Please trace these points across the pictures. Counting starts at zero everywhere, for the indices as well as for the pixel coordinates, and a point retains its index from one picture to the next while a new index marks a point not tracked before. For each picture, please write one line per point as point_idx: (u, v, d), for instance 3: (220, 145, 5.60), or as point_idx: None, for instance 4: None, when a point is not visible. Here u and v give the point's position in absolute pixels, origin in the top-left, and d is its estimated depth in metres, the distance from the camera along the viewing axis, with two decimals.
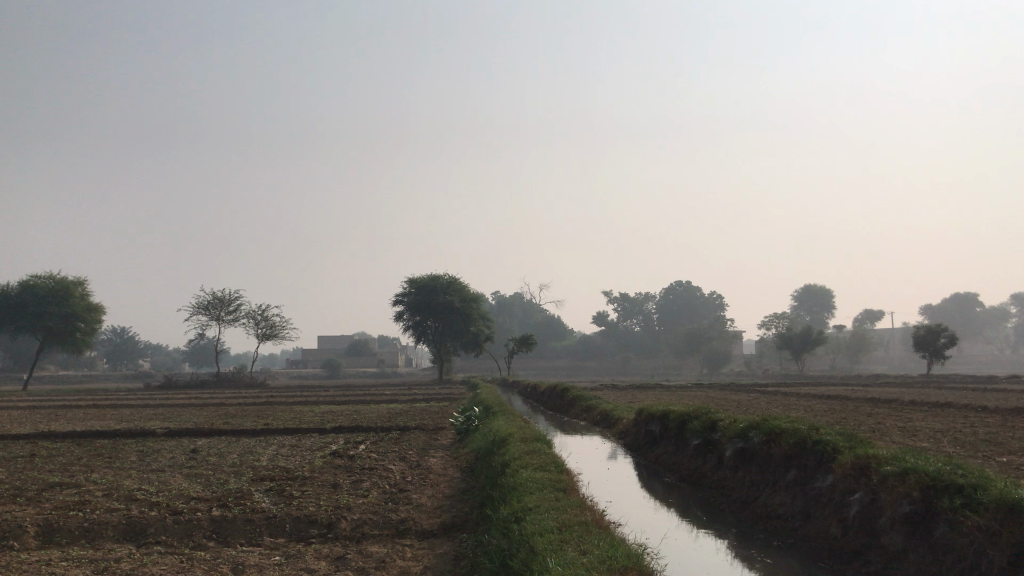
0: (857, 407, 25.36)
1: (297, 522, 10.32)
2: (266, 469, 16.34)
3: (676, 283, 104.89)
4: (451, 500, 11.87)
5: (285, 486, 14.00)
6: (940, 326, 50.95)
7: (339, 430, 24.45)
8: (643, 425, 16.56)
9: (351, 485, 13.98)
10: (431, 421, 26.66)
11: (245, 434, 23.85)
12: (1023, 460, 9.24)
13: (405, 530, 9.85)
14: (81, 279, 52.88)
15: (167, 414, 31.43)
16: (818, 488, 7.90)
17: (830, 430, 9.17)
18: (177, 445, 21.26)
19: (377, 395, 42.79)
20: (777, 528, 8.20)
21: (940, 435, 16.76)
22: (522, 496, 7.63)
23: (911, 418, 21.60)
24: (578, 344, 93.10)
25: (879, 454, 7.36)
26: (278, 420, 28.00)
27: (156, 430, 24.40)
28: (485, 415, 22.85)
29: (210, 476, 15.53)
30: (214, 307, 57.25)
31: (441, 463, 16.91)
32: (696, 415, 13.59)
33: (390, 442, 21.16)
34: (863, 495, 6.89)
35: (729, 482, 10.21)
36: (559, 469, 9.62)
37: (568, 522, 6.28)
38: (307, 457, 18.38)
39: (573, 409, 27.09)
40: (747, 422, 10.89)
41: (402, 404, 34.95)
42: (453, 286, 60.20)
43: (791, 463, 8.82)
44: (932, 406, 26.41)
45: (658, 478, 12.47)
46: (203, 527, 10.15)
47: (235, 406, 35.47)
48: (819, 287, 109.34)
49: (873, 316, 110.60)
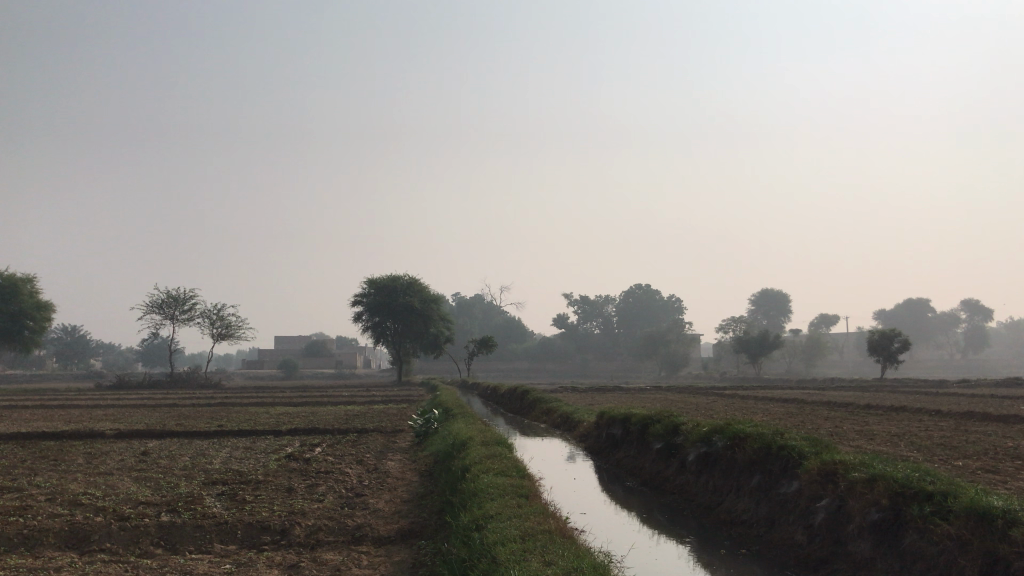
0: (815, 411, 25.52)
1: (249, 528, 9.99)
2: (218, 472, 15.88)
3: (635, 287, 105.44)
4: (409, 505, 11.61)
5: (238, 490, 13.59)
6: (894, 331, 51.67)
7: (296, 432, 24.00)
8: (604, 428, 16.43)
9: (306, 489, 13.62)
10: (389, 423, 26.28)
11: (199, 436, 23.28)
12: (984, 465, 9.23)
13: (361, 537, 9.56)
14: (30, 276, 51.50)
15: (117, 415, 30.69)
16: (783, 494, 7.81)
17: (794, 435, 9.10)
18: (126, 447, 20.69)
19: (334, 396, 42.33)
20: (741, 535, 8.09)
21: (899, 438, 16.89)
22: (483, 502, 7.42)
23: (868, 422, 21.77)
24: (537, 346, 93.03)
25: (845, 459, 7.28)
26: (233, 422, 27.41)
27: (105, 432, 23.72)
28: (444, 417, 22.54)
29: (159, 480, 15.03)
30: (168, 306, 56.16)
31: (399, 466, 16.61)
32: (658, 418, 13.50)
33: (348, 444, 20.78)
34: (829, 503, 6.78)
35: (692, 488, 10.08)
36: (520, 475, 9.40)
37: (530, 530, 6.06)
38: (261, 459, 17.98)
39: (533, 411, 26.96)
40: (711, 426, 10.78)
41: (360, 406, 34.55)
42: (413, 286, 59.75)
43: (755, 468, 8.72)
44: (888, 409, 26.71)
45: (619, 482, 12.34)
46: (150, 534, 9.76)
47: (188, 407, 34.74)
48: (776, 292, 110.72)
49: (828, 321, 112.28)
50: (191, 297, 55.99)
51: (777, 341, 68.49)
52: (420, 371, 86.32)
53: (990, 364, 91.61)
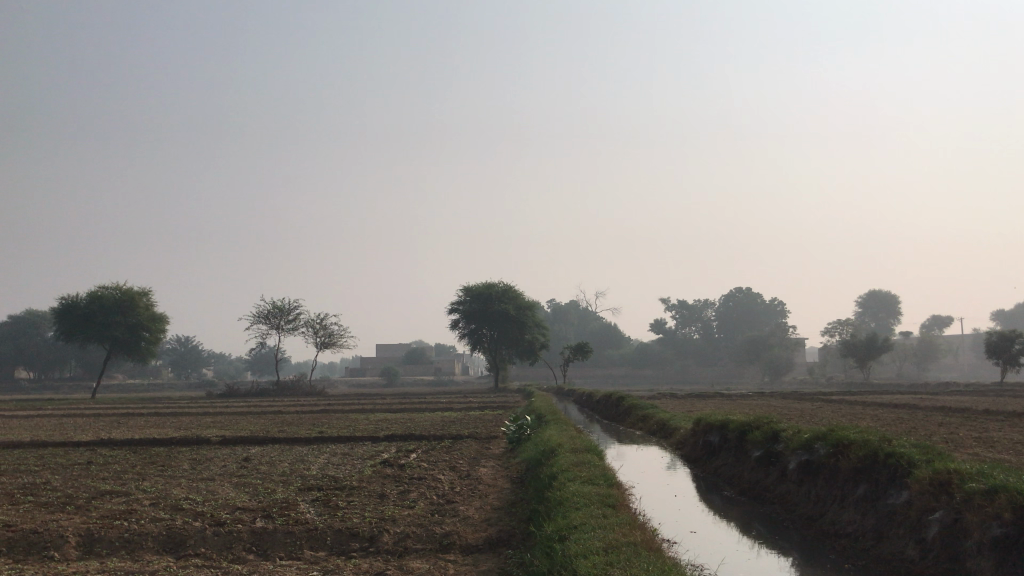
0: (928, 416, 24.22)
1: (339, 535, 9.96)
2: (314, 479, 16.08)
3: (735, 289, 103.01)
4: (499, 513, 11.43)
5: (332, 496, 13.70)
6: (1014, 332, 48.78)
7: (392, 438, 24.24)
8: (700, 435, 15.92)
9: (398, 496, 13.62)
10: (484, 430, 26.19)
11: (299, 442, 23.72)
12: None
13: (449, 545, 9.43)
14: (145, 289, 53.75)
15: (225, 422, 31.70)
16: (891, 505, 7.25)
17: (903, 441, 8.50)
18: (229, 453, 21.26)
19: (433, 403, 42.77)
20: (846, 548, 7.58)
21: (1021, 446, 15.81)
22: (568, 511, 7.16)
23: (987, 428, 20.53)
24: (634, 352, 91.92)
25: (961, 469, 6.67)
26: (333, 428, 27.91)
27: (212, 438, 24.43)
28: (537, 424, 22.31)
29: (258, 486, 15.34)
30: (274, 316, 57.83)
31: (492, 473, 16.49)
32: (757, 424, 12.95)
33: (442, 451, 20.80)
34: (943, 514, 6.25)
35: (794, 498, 9.55)
36: (608, 483, 9.09)
37: (615, 542, 5.76)
38: (356, 466, 18.13)
39: (629, 418, 26.54)
40: (812, 432, 10.20)
41: (456, 412, 34.65)
42: (508, 293, 59.86)
43: (859, 477, 8.18)
44: (1010, 414, 25.10)
45: (717, 492, 11.83)
46: (243, 539, 9.85)
47: (292, 414, 35.57)
48: (884, 293, 106.47)
49: (941, 322, 107.35)
50: (295, 306, 57.49)
51: (887, 344, 65.66)
52: (518, 378, 86.49)
53: None
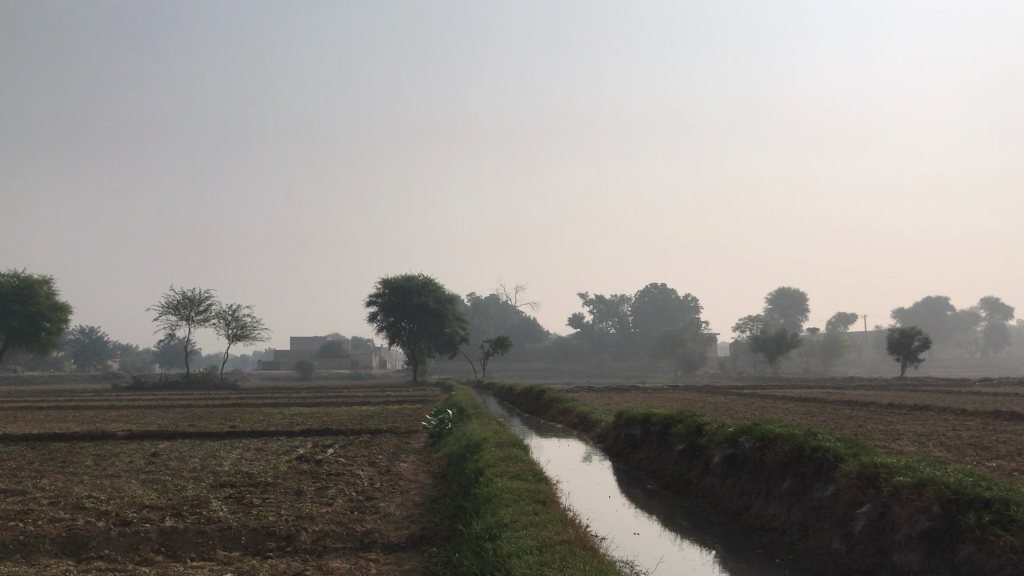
0: (836, 410, 24.93)
1: (254, 534, 9.56)
2: (227, 475, 15.47)
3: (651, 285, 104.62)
4: (421, 509, 11.18)
5: (246, 493, 13.20)
6: (914, 330, 50.76)
7: (308, 433, 23.63)
8: (622, 429, 15.94)
9: (315, 492, 13.22)
10: (403, 424, 25.83)
11: (209, 437, 22.88)
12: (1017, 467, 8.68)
13: (370, 543, 9.13)
14: (45, 277, 51.34)
15: (132, 416, 30.51)
16: (817, 499, 7.30)
17: (826, 435, 8.59)
18: (136, 448, 20.38)
19: (350, 396, 42.08)
20: (772, 543, 7.59)
21: (927, 439, 16.37)
22: (497, 508, 6.97)
23: (891, 422, 21.20)
24: (553, 346, 92.49)
25: (888, 463, 6.73)
26: (245, 422, 27.09)
27: (118, 433, 23.36)
28: (458, 418, 22.05)
29: (167, 482, 14.67)
30: (184, 307, 56.00)
31: (412, 468, 16.17)
32: (679, 418, 13.01)
33: (360, 445, 20.38)
34: (870, 509, 6.27)
35: (718, 491, 9.60)
36: (536, 478, 8.92)
37: (549, 540, 5.60)
38: (272, 461, 17.56)
39: (549, 411, 26.54)
40: (736, 426, 10.26)
41: (373, 406, 34.14)
42: (427, 286, 59.34)
43: (785, 471, 8.23)
44: (912, 408, 26.06)
45: (640, 485, 11.83)
46: (151, 540, 9.35)
47: (202, 408, 34.38)
48: (792, 290, 109.81)
49: (846, 320, 111.31)
50: (206, 298, 55.78)
51: (795, 340, 67.63)
52: (436, 372, 86.07)
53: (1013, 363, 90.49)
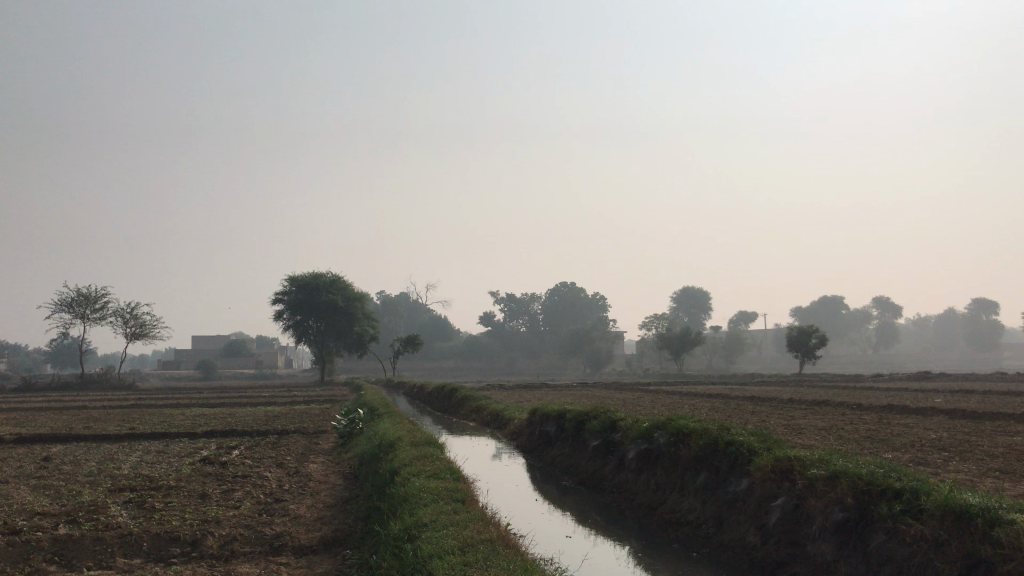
0: (740, 406, 25.61)
1: (156, 540, 9.13)
2: (125, 479, 14.81)
3: (560, 283, 105.54)
4: (332, 511, 10.91)
5: (147, 497, 12.64)
6: (812, 328, 52.56)
7: (212, 434, 22.89)
8: (536, 426, 15.94)
9: (221, 495, 12.76)
10: (311, 424, 25.28)
11: (106, 440, 21.90)
12: (917, 459, 9.01)
13: (280, 546, 8.84)
14: None
15: (22, 418, 29.01)
16: (732, 493, 7.41)
17: (739, 430, 8.74)
18: (26, 453, 19.31)
19: (255, 397, 41.15)
20: (687, 537, 7.67)
21: (827, 432, 16.96)
22: (415, 508, 6.81)
23: (793, 417, 21.85)
24: (463, 344, 92.27)
25: (802, 457, 6.86)
26: (145, 424, 26.07)
27: (6, 436, 22.13)
28: (368, 417, 21.69)
29: (60, 488, 13.94)
30: (78, 305, 53.57)
31: (322, 469, 15.83)
32: (594, 414, 13.06)
33: (267, 447, 19.83)
34: (784, 502, 6.38)
35: (632, 486, 9.67)
36: (454, 476, 8.80)
37: (471, 539, 5.48)
38: (173, 464, 16.91)
39: (461, 410, 26.44)
40: (650, 421, 10.35)
41: (278, 407, 33.35)
42: (336, 284, 58.31)
43: (700, 465, 8.33)
44: (810, 403, 26.98)
45: (555, 481, 11.83)
46: (43, 550, 8.82)
47: (98, 409, 32.92)
48: (696, 289, 112.55)
49: (747, 318, 114.73)
50: (103, 295, 53.50)
51: (699, 338, 69.24)
52: (345, 370, 84.83)
53: (900, 359, 94.87)
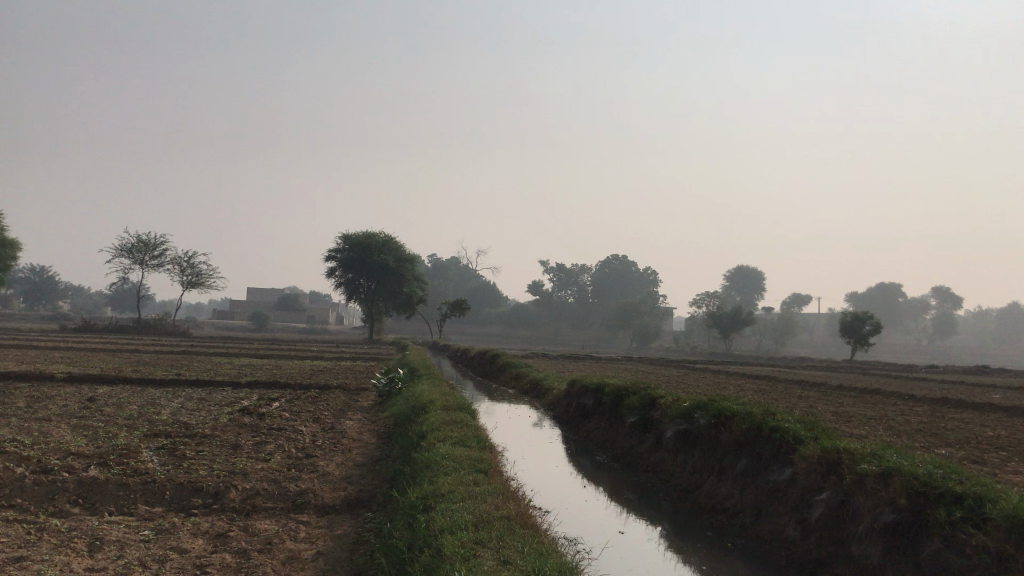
0: (788, 390, 24.96)
1: (179, 489, 9.00)
2: (162, 424, 14.82)
3: (611, 255, 104.63)
4: (360, 471, 10.72)
5: (180, 445, 12.58)
6: (866, 314, 51.19)
7: (255, 385, 23.05)
8: (574, 398, 15.59)
9: (253, 447, 12.66)
10: (354, 381, 25.31)
11: (152, 384, 22.20)
12: (972, 458, 8.45)
13: (303, 504, 8.64)
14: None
15: (75, 358, 29.55)
16: (773, 481, 6.98)
17: (786, 415, 8.26)
18: (74, 392, 19.58)
19: (303, 350, 41.57)
20: (723, 524, 7.26)
21: (875, 421, 16.42)
22: (434, 477, 6.51)
23: (843, 404, 21.14)
24: (510, 311, 92.15)
25: (852, 448, 6.38)
26: (192, 371, 26.36)
27: (56, 374, 22.52)
28: (408, 378, 21.59)
29: (98, 429, 13.99)
30: (137, 251, 54.52)
31: (357, 427, 15.70)
32: (633, 389, 12.65)
33: (307, 400, 19.85)
34: (830, 496, 5.94)
35: (668, 468, 9.27)
36: (481, 446, 8.47)
37: (487, 515, 5.15)
38: (212, 412, 16.93)
39: (502, 376, 26.27)
40: (691, 401, 9.92)
41: (324, 361, 33.53)
42: (388, 244, 58.31)
43: (741, 451, 7.88)
44: (860, 390, 26.29)
45: (588, 456, 11.47)
46: (68, 491, 8.74)
47: (149, 354, 33.42)
48: (751, 269, 110.68)
49: (801, 301, 112.61)
50: (161, 243, 54.44)
51: (750, 318, 68.09)
52: (393, 331, 85.49)
53: (959, 351, 92.32)
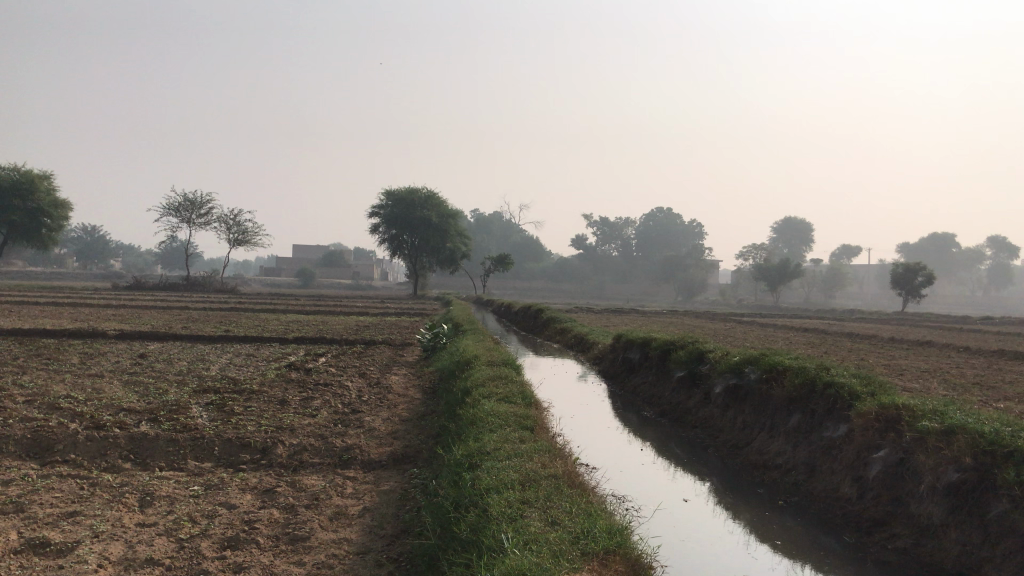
0: (838, 343, 24.56)
1: (227, 445, 9.07)
2: (212, 380, 15.02)
3: (656, 208, 103.51)
4: (406, 426, 10.73)
5: (229, 400, 12.73)
6: (919, 265, 49.93)
7: (302, 340, 23.30)
8: (620, 352, 15.44)
9: (300, 403, 12.77)
10: (399, 337, 25.47)
11: (202, 340, 22.57)
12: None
13: (349, 460, 8.66)
14: (47, 171, 46.80)
15: (126, 315, 30.08)
16: (827, 438, 6.78)
17: (840, 370, 8.02)
18: (125, 349, 19.96)
19: (348, 306, 42.00)
20: (775, 482, 7.08)
21: (928, 375, 16.04)
22: (480, 435, 6.43)
23: (896, 357, 20.73)
24: (554, 265, 91.69)
25: (912, 405, 6.15)
26: (239, 327, 26.70)
27: (108, 331, 22.96)
28: (453, 333, 21.63)
29: (149, 385, 14.21)
30: (184, 210, 55.19)
31: (403, 382, 15.77)
32: (681, 344, 12.46)
33: (352, 356, 20.01)
34: (888, 454, 5.74)
35: (717, 423, 9.11)
36: (526, 403, 8.36)
37: (534, 474, 5.04)
38: (260, 368, 17.15)
39: (546, 331, 26.23)
40: (740, 355, 9.71)
41: (370, 317, 33.78)
42: (431, 200, 58.20)
43: (793, 406, 7.69)
44: (913, 343, 25.71)
45: (635, 411, 11.34)
46: (119, 446, 8.85)
47: (199, 311, 33.92)
48: (798, 221, 108.77)
49: (850, 253, 110.59)
50: (208, 201, 55.03)
51: (798, 271, 66.95)
52: (437, 287, 85.86)
53: (1015, 301, 89.99)
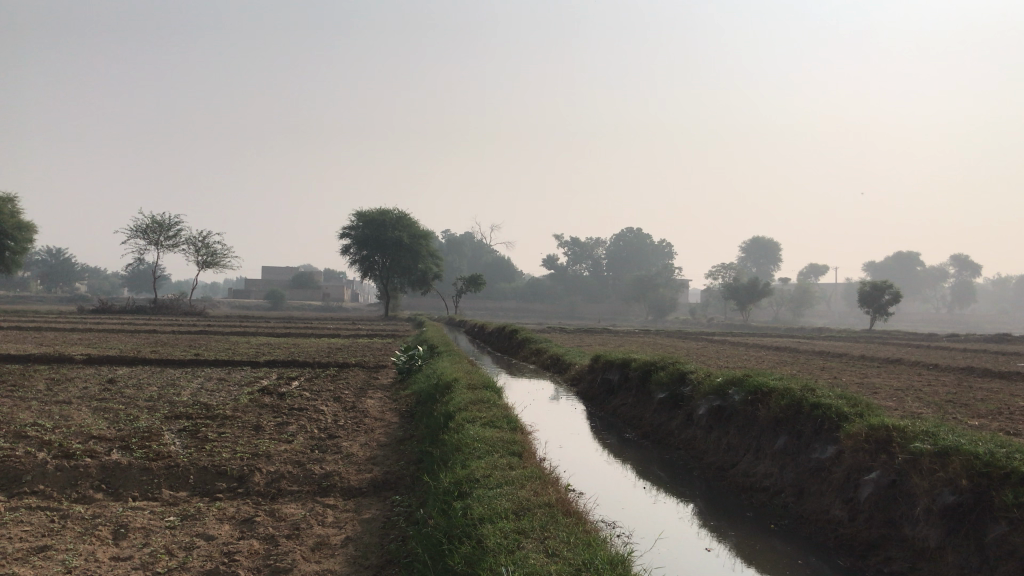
0: (811, 361, 24.72)
1: (202, 473, 8.85)
2: (183, 406, 14.69)
3: (626, 228, 104.10)
4: (385, 451, 10.53)
5: (202, 426, 12.45)
6: (885, 283, 50.55)
7: (274, 363, 22.98)
8: (599, 372, 15.36)
9: (275, 428, 12.50)
10: (372, 359, 25.24)
11: (171, 364, 22.15)
12: (1012, 429, 8.19)
13: (329, 487, 8.48)
14: (9, 194, 46.04)
15: (93, 339, 29.50)
16: (816, 460, 6.74)
17: (825, 391, 8.00)
18: (93, 374, 19.51)
19: (320, 327, 41.63)
20: (763, 504, 7.01)
21: (902, 393, 16.13)
22: (467, 461, 6.29)
23: (869, 374, 20.91)
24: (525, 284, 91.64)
25: (901, 426, 6.13)
26: (209, 350, 26.32)
27: (75, 356, 22.49)
28: (428, 355, 21.46)
29: (119, 412, 13.86)
30: (152, 232, 54.52)
31: (379, 405, 15.55)
32: (661, 365, 12.41)
33: (327, 379, 19.74)
34: (880, 475, 5.72)
35: (701, 444, 9.05)
36: (511, 427, 8.23)
37: (527, 503, 4.93)
38: (233, 393, 16.83)
39: (520, 351, 26.14)
40: (723, 376, 9.67)
41: (342, 339, 33.46)
42: (402, 221, 58.00)
43: (779, 427, 7.65)
44: (883, 360, 25.96)
45: (616, 432, 11.25)
46: (90, 476, 8.59)
47: (167, 334, 33.37)
48: (766, 240, 110.01)
49: (817, 271, 111.94)
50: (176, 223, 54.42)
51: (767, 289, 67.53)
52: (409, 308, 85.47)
53: (978, 318, 91.51)
